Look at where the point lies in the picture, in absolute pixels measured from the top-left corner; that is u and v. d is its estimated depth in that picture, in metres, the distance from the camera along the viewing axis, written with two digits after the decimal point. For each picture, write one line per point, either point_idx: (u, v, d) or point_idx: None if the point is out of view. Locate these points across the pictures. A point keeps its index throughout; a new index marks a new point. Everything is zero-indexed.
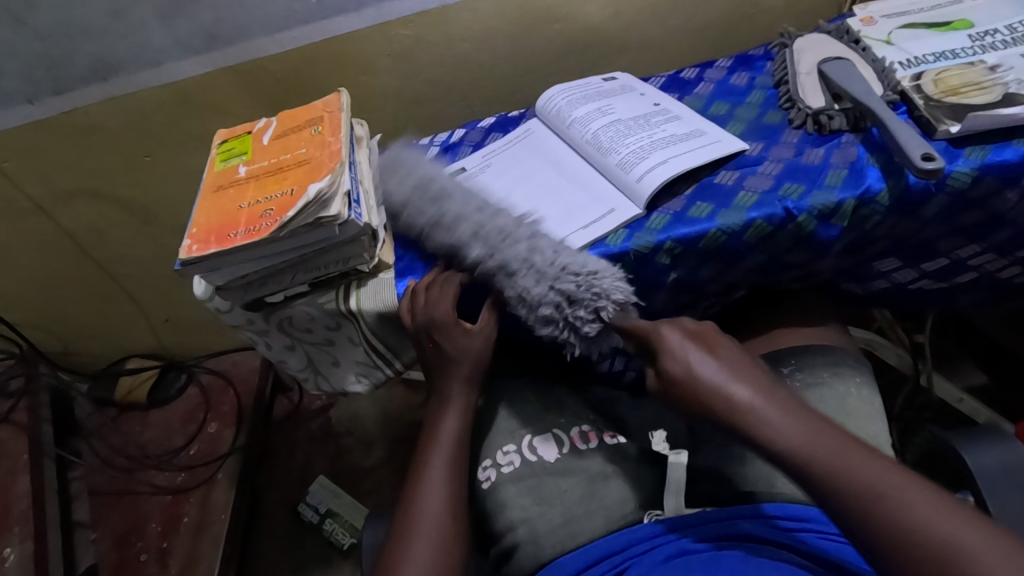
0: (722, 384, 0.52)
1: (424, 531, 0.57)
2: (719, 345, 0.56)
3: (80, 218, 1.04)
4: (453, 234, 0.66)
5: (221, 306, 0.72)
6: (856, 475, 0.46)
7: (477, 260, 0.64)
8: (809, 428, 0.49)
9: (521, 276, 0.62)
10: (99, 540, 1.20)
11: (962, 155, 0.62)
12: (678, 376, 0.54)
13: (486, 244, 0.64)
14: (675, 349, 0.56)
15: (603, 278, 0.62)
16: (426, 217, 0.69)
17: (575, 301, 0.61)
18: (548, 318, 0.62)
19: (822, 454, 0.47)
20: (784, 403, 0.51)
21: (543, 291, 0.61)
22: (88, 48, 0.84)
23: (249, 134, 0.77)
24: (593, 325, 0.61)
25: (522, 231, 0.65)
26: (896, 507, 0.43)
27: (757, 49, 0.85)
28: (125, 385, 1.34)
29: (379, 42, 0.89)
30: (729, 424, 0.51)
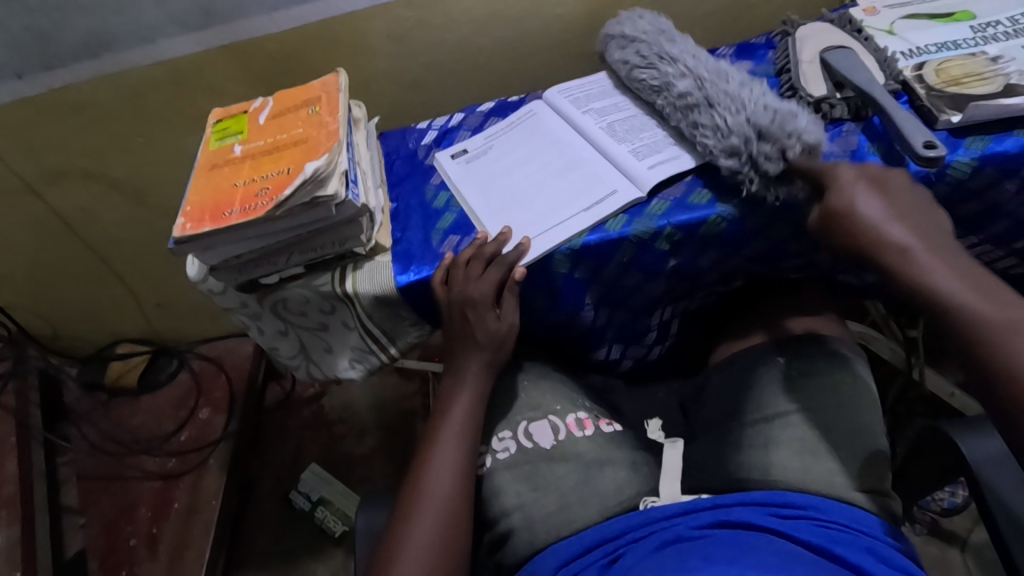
0: (882, 223, 0.57)
1: (427, 514, 0.58)
2: (892, 186, 0.59)
3: (70, 199, 1.02)
4: (669, 67, 0.72)
5: (215, 287, 0.71)
6: (981, 310, 0.51)
7: (679, 92, 0.69)
8: (964, 267, 0.54)
9: (720, 107, 0.65)
10: (87, 524, 1.19)
11: (963, 145, 0.62)
12: (839, 208, 0.59)
13: (697, 79, 0.69)
14: (844, 189, 0.59)
15: (796, 118, 0.62)
16: (650, 56, 0.74)
17: (766, 135, 0.62)
18: (733, 148, 0.63)
19: (964, 290, 0.53)
20: (943, 247, 0.56)
21: (738, 119, 0.63)
22: (79, 24, 0.82)
23: (244, 114, 0.76)
24: (776, 162, 0.61)
25: (735, 74, 0.68)
26: (1004, 349, 0.49)
27: (759, 38, 0.85)
28: (115, 369, 1.31)
29: (378, 23, 0.88)
30: (873, 255, 0.57)
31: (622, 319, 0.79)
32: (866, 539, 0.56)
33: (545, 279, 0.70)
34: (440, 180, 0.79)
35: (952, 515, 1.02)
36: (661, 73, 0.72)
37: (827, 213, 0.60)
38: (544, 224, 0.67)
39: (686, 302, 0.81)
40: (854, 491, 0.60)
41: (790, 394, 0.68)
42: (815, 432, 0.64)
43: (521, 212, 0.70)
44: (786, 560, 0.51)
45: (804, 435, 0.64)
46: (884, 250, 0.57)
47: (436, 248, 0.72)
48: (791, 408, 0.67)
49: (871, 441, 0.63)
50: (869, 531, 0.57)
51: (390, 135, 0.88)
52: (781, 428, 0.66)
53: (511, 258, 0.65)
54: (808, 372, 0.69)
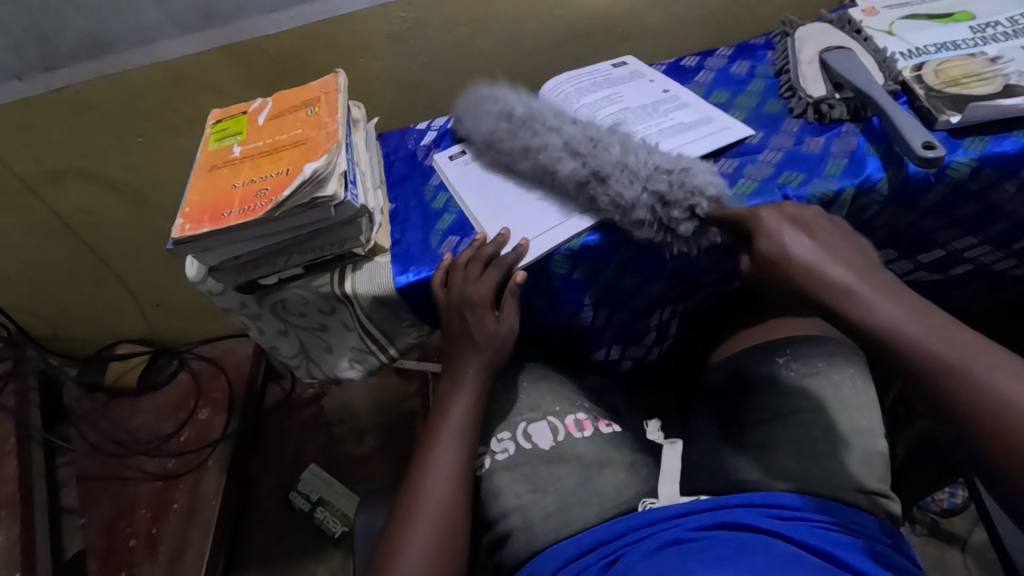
0: (815, 263, 0.54)
1: (426, 515, 0.58)
2: (819, 230, 0.56)
3: (70, 199, 1.02)
4: (534, 139, 0.69)
5: (214, 288, 0.71)
6: (929, 344, 0.48)
7: (566, 176, 0.66)
8: (905, 301, 0.51)
9: (612, 180, 0.63)
10: (86, 525, 1.19)
11: (962, 146, 0.62)
12: (769, 253, 0.56)
13: (578, 155, 0.66)
14: (770, 232, 0.57)
15: (696, 174, 0.62)
16: (514, 121, 0.72)
17: (669, 200, 0.62)
18: (643, 218, 0.63)
19: (907, 324, 0.49)
20: (878, 281, 0.52)
21: (636, 192, 0.62)
22: (79, 25, 0.82)
23: (244, 115, 0.76)
24: (688, 222, 0.62)
25: (617, 135, 0.67)
26: (954, 387, 0.46)
27: (758, 39, 0.85)
28: (114, 370, 1.31)
29: (377, 24, 0.88)
30: (813, 297, 0.53)
31: (621, 319, 0.79)
32: (865, 540, 0.56)
33: (544, 281, 0.70)
34: (439, 181, 0.79)
35: (952, 515, 1.03)
36: (535, 159, 0.69)
37: (762, 258, 0.57)
38: (543, 225, 0.67)
39: (685, 303, 0.81)
40: (856, 491, 0.60)
41: (790, 395, 0.67)
42: (814, 433, 0.64)
43: (519, 214, 0.70)
44: (786, 562, 0.51)
45: (802, 437, 0.64)
46: (823, 293, 0.52)
47: (435, 249, 0.72)
48: (790, 410, 0.66)
49: (870, 443, 0.63)
50: (869, 533, 0.56)
51: (389, 136, 0.88)
52: (779, 429, 0.66)
53: (510, 260, 0.65)
54: (808, 374, 0.68)
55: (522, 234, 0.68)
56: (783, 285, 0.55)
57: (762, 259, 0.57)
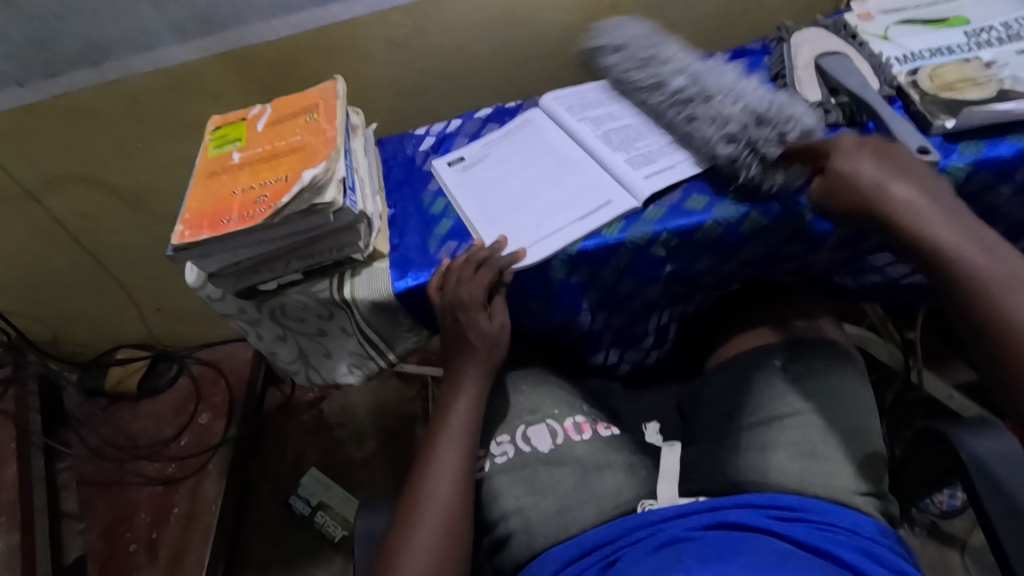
0: (882, 185, 0.57)
1: (430, 516, 0.58)
2: (894, 152, 0.59)
3: (69, 205, 1.03)
4: (661, 66, 0.73)
5: (213, 294, 0.71)
6: (983, 271, 0.52)
7: (674, 86, 0.71)
8: (966, 223, 0.54)
9: (715, 101, 0.67)
10: (87, 530, 1.20)
11: (957, 150, 0.63)
12: (837, 171, 0.59)
13: (687, 75, 0.71)
14: (846, 154, 0.60)
15: (791, 108, 0.65)
16: (638, 57, 0.75)
17: (765, 122, 0.64)
18: (734, 134, 0.64)
19: (967, 250, 0.53)
20: (945, 203, 0.56)
21: (735, 111, 0.65)
22: (78, 32, 0.83)
23: (243, 121, 0.76)
24: (775, 146, 0.62)
25: (724, 73, 0.71)
26: (985, 302, 0.51)
27: (755, 43, 0.85)
28: (114, 375, 1.32)
29: (375, 30, 0.89)
30: (876, 216, 0.57)
31: (620, 323, 0.79)
32: (864, 542, 0.56)
33: (541, 285, 0.70)
34: (438, 187, 0.80)
35: (952, 517, 1.03)
36: (656, 69, 0.74)
37: (829, 179, 0.60)
38: (541, 231, 0.68)
39: (683, 306, 0.81)
40: (853, 494, 0.60)
41: (787, 397, 0.68)
42: (811, 434, 0.65)
43: (517, 221, 0.70)
44: (783, 561, 0.51)
45: (799, 438, 0.65)
46: (887, 211, 0.57)
47: (433, 254, 0.72)
48: (789, 412, 0.67)
49: (868, 444, 0.64)
50: (867, 534, 0.56)
51: (388, 141, 0.89)
52: (777, 431, 0.66)
53: (503, 262, 0.65)
54: (805, 376, 0.68)
55: (520, 240, 0.68)
56: (845, 207, 0.59)
57: (827, 184, 0.60)
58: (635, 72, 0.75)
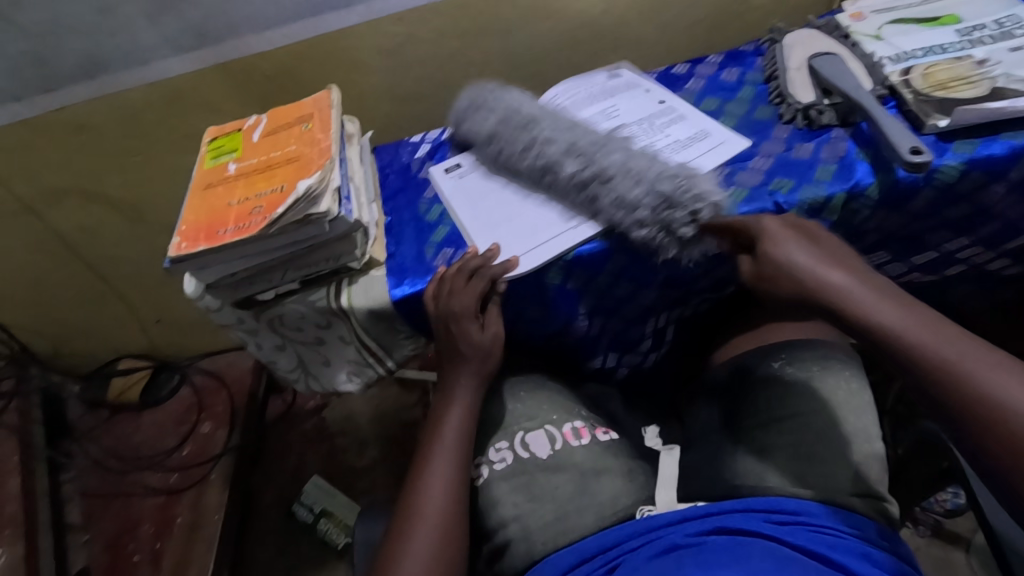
0: (820, 271, 0.56)
1: (424, 530, 0.58)
2: (821, 238, 0.59)
3: (69, 218, 1.03)
4: (546, 151, 0.69)
5: (211, 305, 0.71)
6: (924, 344, 0.50)
7: (569, 174, 0.67)
8: (908, 305, 0.53)
9: (617, 182, 0.64)
10: (90, 541, 1.20)
11: (951, 149, 0.63)
12: (774, 260, 0.57)
13: (580, 154, 0.67)
14: (776, 239, 0.58)
15: (697, 182, 0.62)
16: (518, 134, 0.72)
17: (675, 204, 0.61)
18: (645, 219, 0.62)
19: (911, 328, 0.51)
20: (881, 288, 0.54)
21: (640, 193, 0.62)
22: (74, 46, 0.83)
23: (238, 132, 0.77)
24: (689, 226, 0.62)
25: (618, 143, 0.67)
26: (956, 384, 0.48)
27: (747, 46, 0.85)
28: (116, 386, 1.33)
29: (370, 39, 0.89)
30: (820, 303, 0.55)
31: (617, 327, 0.79)
32: (864, 545, 0.55)
33: (538, 290, 0.70)
34: (434, 194, 0.80)
35: (955, 516, 1.02)
36: (543, 155, 0.70)
37: (763, 266, 0.58)
38: (536, 239, 0.68)
39: (680, 309, 0.81)
40: (852, 496, 0.60)
41: (786, 399, 0.67)
42: (810, 437, 0.64)
43: (512, 227, 0.70)
44: (784, 567, 0.50)
45: (798, 440, 0.64)
46: (825, 297, 0.55)
47: (430, 261, 0.72)
48: (786, 414, 0.67)
49: (868, 445, 0.64)
50: (867, 537, 0.56)
51: (383, 149, 0.89)
52: (775, 433, 0.66)
53: (495, 271, 0.66)
54: (804, 377, 0.68)
55: (518, 247, 0.68)
56: (789, 295, 0.57)
57: (763, 271, 0.58)
58: (522, 160, 0.72)
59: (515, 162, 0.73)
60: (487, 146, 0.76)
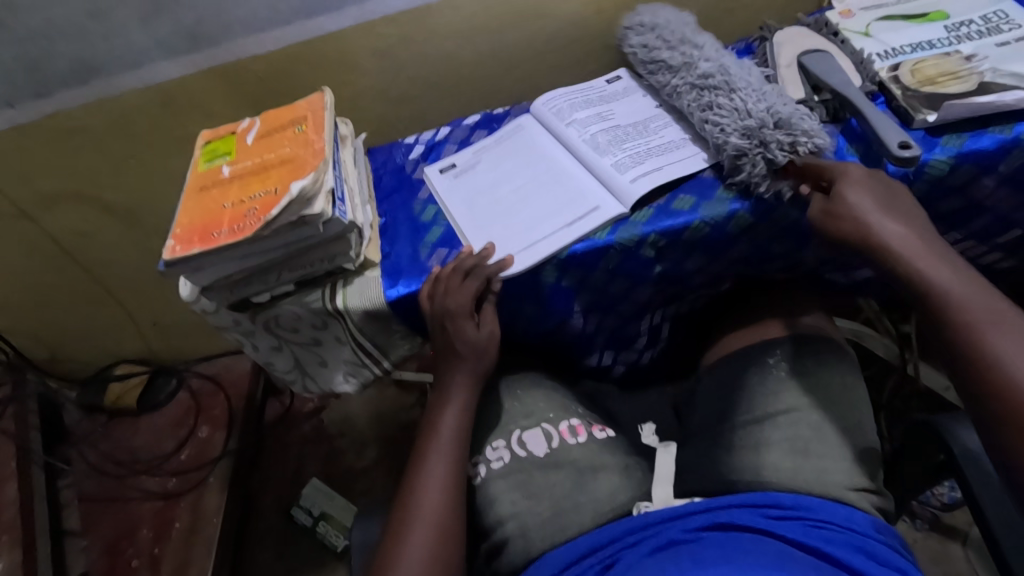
0: (879, 218, 0.59)
1: (421, 529, 0.58)
2: (887, 188, 0.61)
3: (65, 223, 1.03)
4: (694, 53, 0.76)
5: (207, 307, 0.71)
6: (969, 300, 0.54)
7: (701, 72, 0.73)
8: (954, 264, 0.57)
9: (737, 94, 0.69)
10: (89, 547, 1.19)
11: (939, 144, 0.63)
12: (840, 202, 0.60)
13: (719, 65, 0.73)
14: (847, 183, 0.60)
15: (803, 120, 0.65)
16: (671, 40, 0.79)
17: (784, 125, 0.65)
18: (749, 130, 0.65)
19: (960, 287, 0.55)
20: (935, 244, 0.58)
21: (757, 107, 0.67)
22: (68, 52, 0.84)
23: (232, 134, 0.77)
24: (785, 154, 0.64)
25: (752, 73, 0.73)
26: (987, 339, 0.52)
27: (738, 44, 0.85)
28: (114, 391, 1.31)
29: (362, 41, 0.89)
30: (871, 249, 0.59)
31: (613, 324, 0.79)
32: (859, 538, 0.55)
33: (533, 289, 0.70)
34: (428, 194, 0.80)
35: (953, 509, 1.03)
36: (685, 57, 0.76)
37: (826, 206, 0.61)
38: (527, 239, 0.68)
39: (675, 306, 0.81)
40: (847, 489, 0.60)
41: (780, 395, 0.68)
42: (805, 431, 0.65)
43: (506, 227, 0.71)
44: (780, 563, 0.50)
45: (793, 435, 0.65)
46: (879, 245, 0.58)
47: (425, 262, 0.73)
48: (781, 409, 0.67)
49: (862, 439, 0.64)
50: (862, 530, 0.56)
51: (377, 150, 0.89)
52: (770, 428, 0.66)
53: (490, 270, 0.66)
54: (798, 373, 0.69)
55: (511, 245, 0.68)
56: (843, 239, 0.60)
57: (830, 209, 0.61)
58: (664, 53, 0.78)
59: (654, 59, 0.80)
60: (637, 41, 0.83)
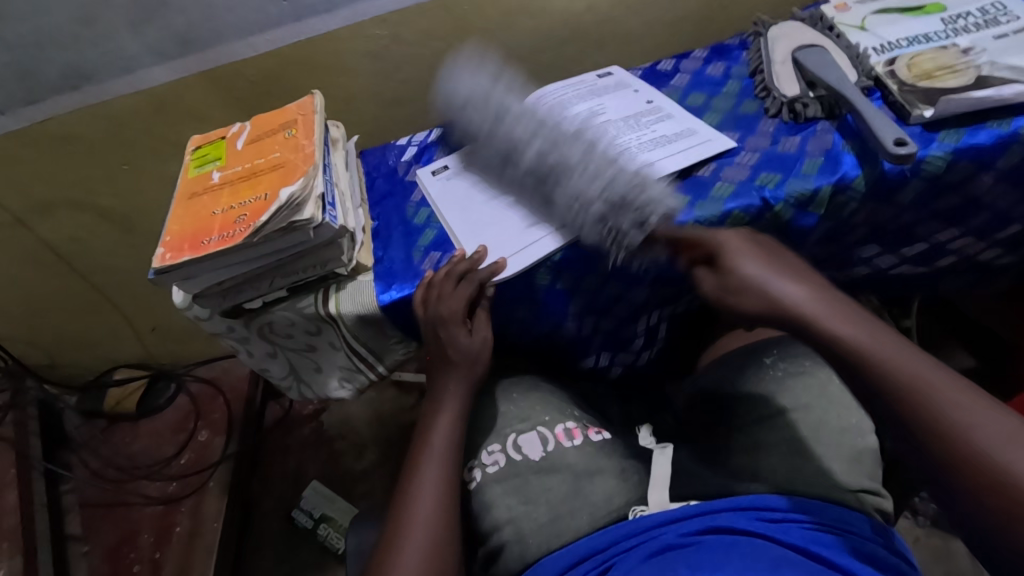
0: (776, 285, 0.53)
1: (414, 538, 0.58)
2: (773, 253, 0.56)
3: (59, 229, 1.03)
4: (512, 134, 0.69)
5: (201, 314, 0.71)
6: (891, 366, 0.47)
7: (530, 159, 0.68)
8: (868, 324, 0.50)
9: (576, 176, 0.64)
10: (89, 552, 1.19)
11: (937, 139, 0.62)
12: (733, 273, 0.55)
13: (546, 142, 0.67)
14: (732, 252, 0.56)
15: (654, 188, 0.63)
16: (492, 120, 0.72)
17: (623, 206, 0.62)
18: (600, 217, 0.63)
19: (881, 349, 0.48)
20: (840, 307, 0.51)
21: (593, 192, 0.63)
22: (58, 58, 0.83)
23: (223, 140, 0.76)
24: (638, 232, 0.62)
25: (583, 139, 0.68)
26: (925, 405, 0.45)
27: (733, 40, 0.84)
28: (112, 396, 1.33)
29: (354, 43, 0.88)
30: (780, 319, 0.52)
31: (608, 326, 0.79)
32: (859, 540, 0.55)
33: (526, 293, 0.70)
34: (421, 197, 0.80)
35: None
36: (507, 138, 0.70)
37: (722, 280, 0.56)
38: (519, 244, 0.67)
39: (672, 307, 0.81)
40: (846, 490, 0.59)
41: (778, 396, 0.67)
42: (802, 432, 0.64)
43: (499, 230, 0.70)
44: (777, 568, 0.50)
45: (790, 436, 0.64)
46: (787, 312, 0.52)
47: (418, 265, 0.72)
48: (779, 410, 0.66)
49: (860, 440, 0.63)
50: (862, 532, 0.56)
51: (370, 153, 0.89)
52: (767, 430, 0.66)
53: (483, 275, 0.65)
54: (794, 373, 0.69)
55: (505, 249, 0.68)
56: (750, 312, 0.54)
57: (723, 287, 0.56)
58: (490, 138, 0.72)
59: (483, 138, 0.73)
60: (457, 113, 0.76)
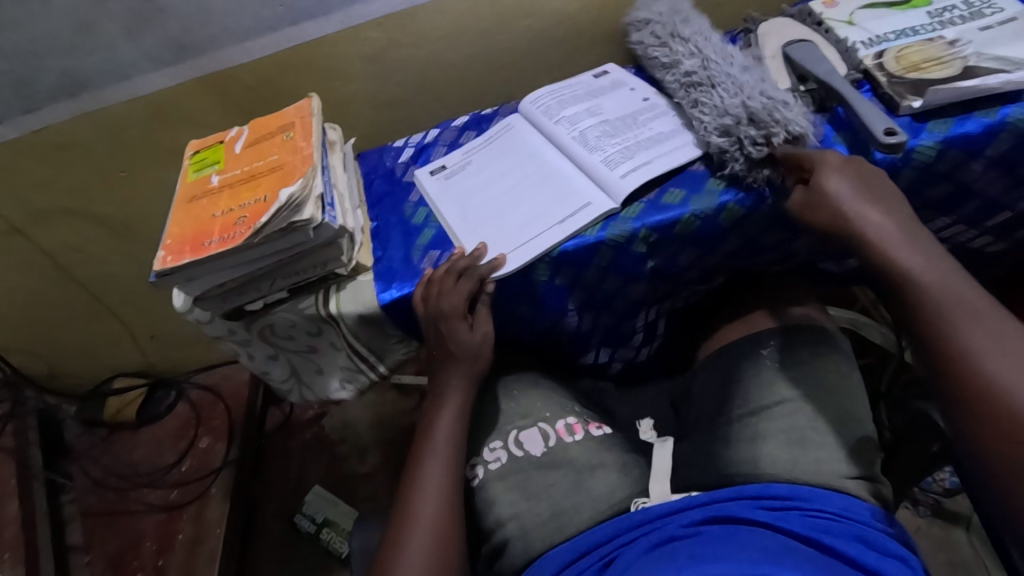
0: (857, 205, 0.59)
1: (417, 534, 0.58)
2: (865, 172, 0.61)
3: (57, 238, 1.03)
4: (677, 50, 0.77)
5: (201, 317, 0.72)
6: (954, 294, 0.54)
7: (685, 71, 0.74)
8: (934, 256, 0.56)
9: (720, 90, 0.69)
10: (91, 562, 1.19)
11: (926, 129, 0.63)
12: (820, 187, 0.60)
13: (704, 61, 0.74)
14: (827, 169, 0.60)
15: (788, 109, 0.65)
16: (666, 39, 0.79)
17: (756, 119, 0.65)
18: (726, 127, 0.66)
19: (935, 279, 0.55)
20: (915, 236, 0.58)
21: (734, 102, 0.67)
22: (54, 66, 0.84)
23: (221, 144, 0.77)
24: (760, 147, 0.64)
25: (742, 61, 0.72)
26: (955, 332, 0.52)
27: (723, 37, 0.85)
28: (111, 406, 1.31)
29: (348, 46, 0.89)
30: (853, 237, 0.59)
31: (608, 322, 0.79)
32: (857, 527, 0.55)
33: (525, 290, 0.71)
34: (419, 197, 0.80)
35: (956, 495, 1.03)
36: (671, 53, 0.78)
37: (807, 195, 0.61)
38: (518, 239, 0.68)
39: (670, 301, 0.82)
40: (845, 479, 0.60)
41: (776, 386, 0.68)
42: (802, 422, 0.65)
43: (498, 226, 0.71)
44: (778, 555, 0.50)
45: (789, 426, 0.65)
46: (857, 233, 0.58)
47: (417, 264, 0.72)
48: (778, 400, 0.67)
49: (857, 429, 0.64)
50: (861, 520, 0.56)
51: (367, 155, 0.89)
52: (766, 420, 0.66)
53: (484, 270, 0.66)
54: (793, 364, 0.69)
55: (503, 246, 0.68)
56: (825, 226, 0.60)
57: (809, 199, 0.61)
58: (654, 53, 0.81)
59: (648, 56, 0.82)
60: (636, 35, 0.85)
